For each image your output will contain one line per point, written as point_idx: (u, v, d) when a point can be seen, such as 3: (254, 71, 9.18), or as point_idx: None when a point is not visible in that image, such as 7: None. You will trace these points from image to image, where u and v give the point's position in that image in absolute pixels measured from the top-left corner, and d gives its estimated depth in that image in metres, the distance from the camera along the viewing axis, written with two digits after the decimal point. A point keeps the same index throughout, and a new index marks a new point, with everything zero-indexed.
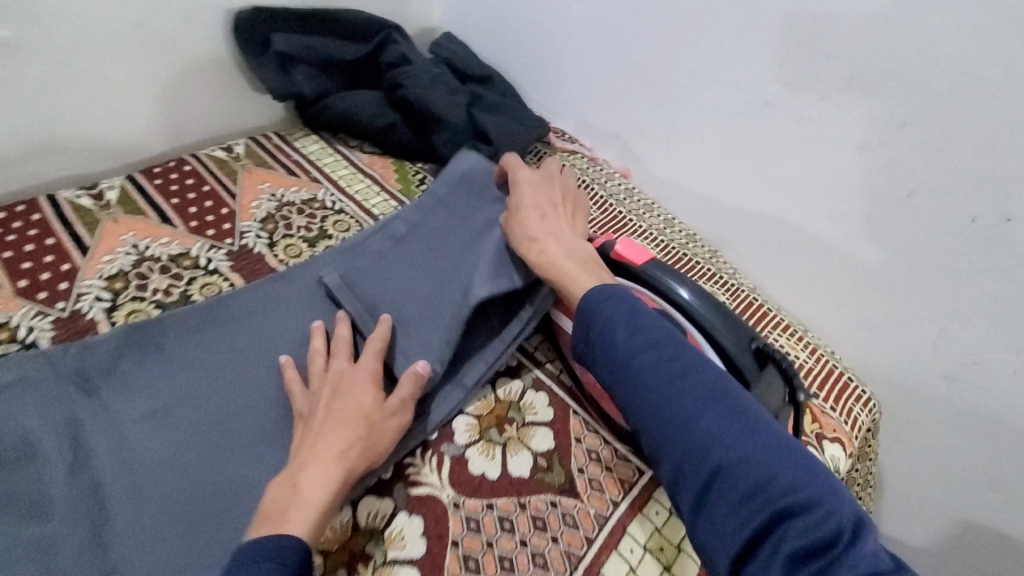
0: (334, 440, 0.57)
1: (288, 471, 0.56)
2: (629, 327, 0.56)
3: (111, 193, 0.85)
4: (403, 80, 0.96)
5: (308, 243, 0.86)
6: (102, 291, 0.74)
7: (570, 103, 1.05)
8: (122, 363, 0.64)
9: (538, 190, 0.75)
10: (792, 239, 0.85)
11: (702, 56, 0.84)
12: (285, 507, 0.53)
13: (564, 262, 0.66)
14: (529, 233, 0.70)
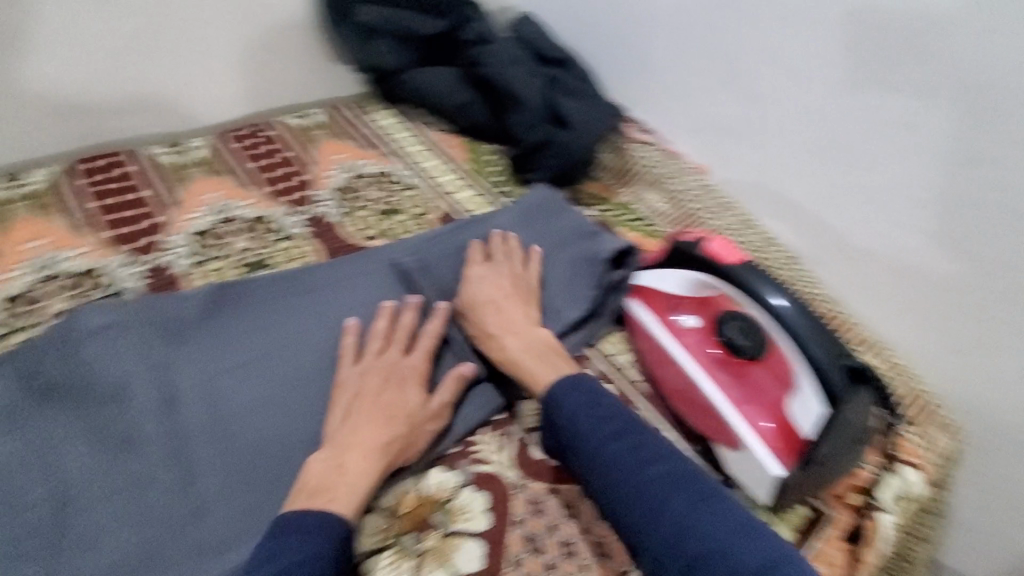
0: (375, 434, 0.57)
1: (334, 450, 0.57)
2: (593, 420, 0.59)
3: (198, 152, 0.89)
4: (484, 60, 0.96)
5: (378, 216, 0.86)
6: (187, 249, 0.76)
7: (649, 92, 1.03)
8: (208, 318, 0.66)
9: (491, 279, 0.71)
10: (876, 252, 0.82)
11: (798, 54, 0.83)
12: (332, 485, 0.54)
13: (524, 360, 0.65)
14: (487, 326, 0.67)
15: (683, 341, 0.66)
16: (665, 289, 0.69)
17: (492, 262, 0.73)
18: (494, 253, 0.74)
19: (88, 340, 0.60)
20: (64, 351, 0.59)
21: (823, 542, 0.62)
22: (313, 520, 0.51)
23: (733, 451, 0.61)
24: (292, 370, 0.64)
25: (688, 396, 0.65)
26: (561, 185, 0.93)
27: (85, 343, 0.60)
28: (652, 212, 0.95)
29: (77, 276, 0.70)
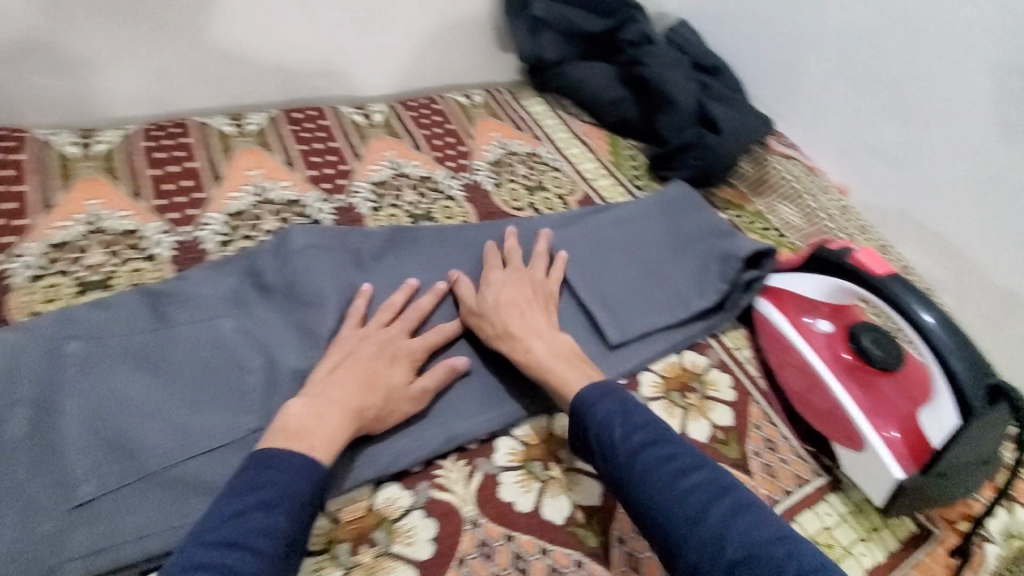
0: (353, 395, 0.58)
1: (315, 400, 0.57)
2: (624, 426, 0.57)
3: (377, 116, 1.00)
4: (646, 60, 1.03)
5: (526, 191, 0.95)
6: (369, 194, 0.87)
7: (803, 110, 1.07)
8: (391, 257, 0.77)
9: (510, 285, 0.71)
10: (1006, 292, 0.89)
11: (977, 94, 0.85)
12: (306, 433, 0.55)
13: (551, 364, 0.64)
14: (509, 328, 0.67)
15: (813, 343, 0.72)
16: (799, 293, 0.74)
17: (510, 268, 0.75)
18: (511, 263, 0.75)
19: (302, 254, 0.72)
20: (279, 253, 0.72)
21: (929, 555, 0.64)
22: (291, 460, 0.52)
23: (857, 450, 0.65)
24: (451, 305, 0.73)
25: (813, 394, 0.70)
26: (698, 185, 0.98)
27: (300, 258, 0.71)
28: (784, 223, 0.97)
29: (283, 203, 0.83)
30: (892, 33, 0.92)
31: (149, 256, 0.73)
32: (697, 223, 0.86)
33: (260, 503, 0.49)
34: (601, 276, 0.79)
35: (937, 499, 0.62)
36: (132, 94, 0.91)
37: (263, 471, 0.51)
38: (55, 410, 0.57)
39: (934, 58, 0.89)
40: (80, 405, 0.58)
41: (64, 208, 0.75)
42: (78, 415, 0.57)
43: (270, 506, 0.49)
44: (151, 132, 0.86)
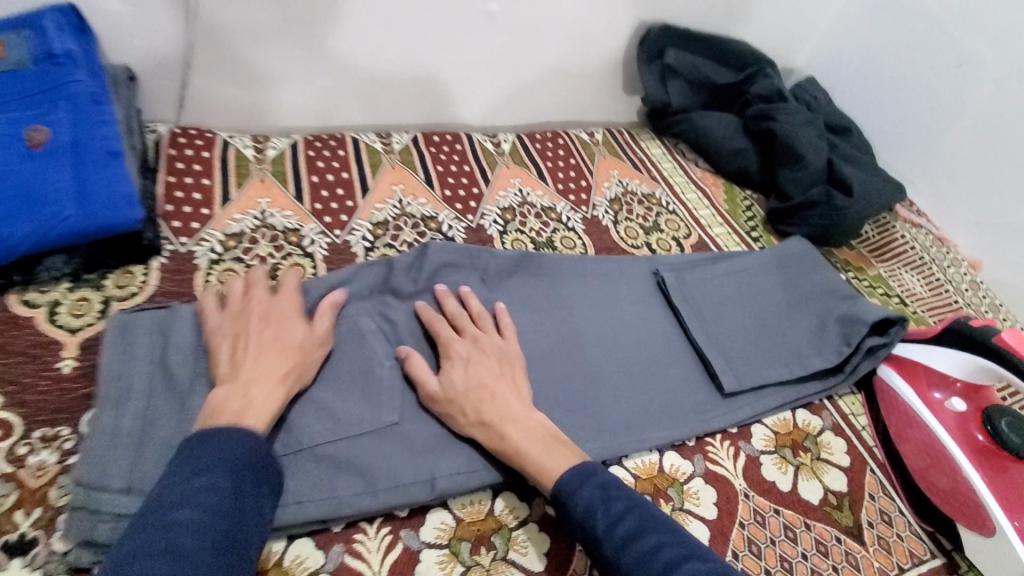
0: (273, 363, 0.58)
1: (237, 382, 0.56)
2: (609, 517, 0.54)
3: (506, 145, 1.07)
4: (776, 116, 1.03)
5: (642, 230, 0.98)
6: (498, 217, 0.93)
7: (934, 178, 1.04)
8: (518, 276, 0.79)
9: (472, 361, 0.64)
10: None
11: None
12: (237, 409, 0.54)
13: (529, 450, 0.59)
14: (482, 415, 0.61)
15: (940, 418, 0.70)
16: (931, 366, 0.72)
17: (466, 334, 0.68)
18: (461, 327, 0.68)
19: (439, 275, 0.76)
20: (415, 272, 0.74)
21: None
22: (227, 433, 0.51)
23: (987, 535, 0.62)
24: (572, 329, 0.76)
25: (935, 471, 0.68)
26: (817, 243, 0.97)
27: (440, 278, 0.76)
28: (907, 292, 0.94)
29: (421, 218, 0.90)
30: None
31: (307, 254, 0.82)
32: (817, 283, 0.85)
33: (187, 506, 0.46)
34: (717, 325, 0.80)
35: None
36: (298, 108, 1.02)
37: (207, 446, 0.50)
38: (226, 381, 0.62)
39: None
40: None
41: (240, 203, 0.85)
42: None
43: (209, 471, 0.48)
44: (312, 143, 0.97)
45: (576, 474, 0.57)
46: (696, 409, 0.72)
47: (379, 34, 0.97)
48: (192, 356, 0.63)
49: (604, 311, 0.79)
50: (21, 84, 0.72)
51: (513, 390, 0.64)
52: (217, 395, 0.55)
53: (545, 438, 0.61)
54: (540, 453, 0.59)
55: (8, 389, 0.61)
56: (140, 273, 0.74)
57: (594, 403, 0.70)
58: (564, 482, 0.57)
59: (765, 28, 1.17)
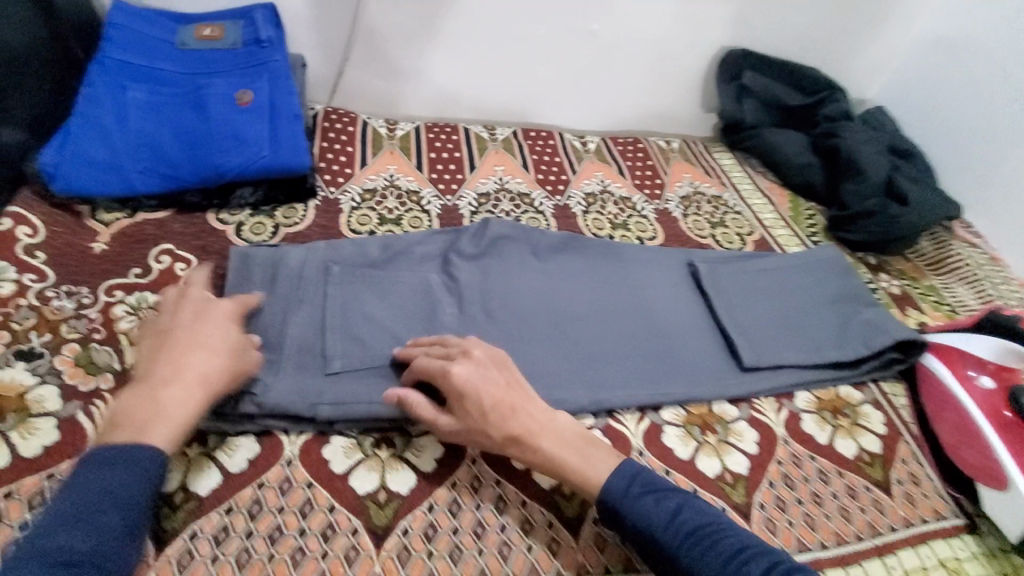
0: (189, 361, 0.57)
1: (149, 383, 0.55)
2: (664, 515, 0.57)
3: (592, 144, 1.22)
4: (841, 134, 1.14)
5: (709, 225, 1.09)
6: (581, 200, 1.08)
7: (996, 204, 1.10)
8: (573, 252, 0.92)
9: (476, 382, 0.62)
10: None
11: None
12: (148, 418, 0.53)
13: (565, 458, 0.62)
14: (510, 431, 0.61)
15: (973, 397, 0.76)
16: (965, 350, 0.79)
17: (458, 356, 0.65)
18: (453, 352, 0.66)
19: (500, 246, 0.89)
20: (477, 237, 0.88)
21: None
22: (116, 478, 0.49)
23: (1000, 490, 0.70)
24: (615, 294, 0.87)
25: (967, 448, 0.74)
26: (874, 249, 1.06)
27: (500, 249, 0.89)
28: (959, 302, 1.01)
29: (517, 194, 1.06)
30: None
31: (424, 210, 0.99)
32: (833, 287, 0.94)
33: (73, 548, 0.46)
34: (743, 320, 0.87)
35: None
36: (422, 100, 1.22)
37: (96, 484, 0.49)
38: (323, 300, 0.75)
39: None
40: (338, 300, 0.76)
41: (374, 168, 1.05)
42: (339, 317, 0.74)
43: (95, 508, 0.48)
44: (431, 129, 1.16)
45: (623, 476, 0.61)
46: (718, 377, 0.80)
47: (498, 41, 1.15)
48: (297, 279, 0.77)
49: (646, 286, 0.90)
50: (232, 59, 0.95)
51: (531, 402, 0.64)
52: (128, 400, 0.54)
53: (577, 442, 0.63)
54: (578, 461, 0.62)
55: (207, 275, 0.80)
56: (302, 210, 0.93)
57: (643, 356, 0.80)
58: (611, 487, 0.60)
59: (840, 59, 1.28)
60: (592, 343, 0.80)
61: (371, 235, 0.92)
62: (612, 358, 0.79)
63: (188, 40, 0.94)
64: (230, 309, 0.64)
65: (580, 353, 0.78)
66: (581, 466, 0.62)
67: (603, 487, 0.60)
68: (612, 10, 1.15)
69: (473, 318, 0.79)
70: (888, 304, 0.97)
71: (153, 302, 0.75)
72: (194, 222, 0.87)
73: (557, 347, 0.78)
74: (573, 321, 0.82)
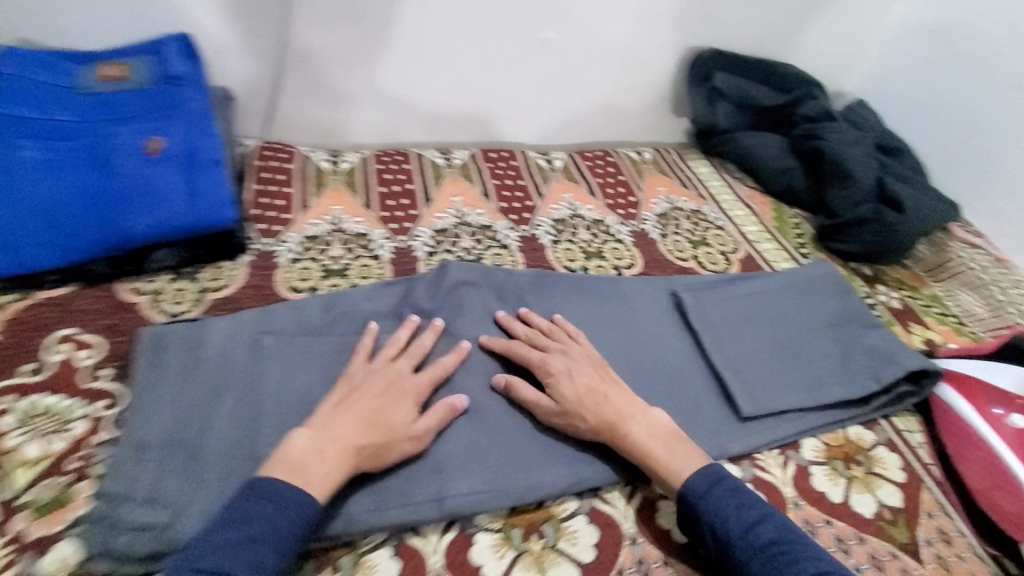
0: (355, 431, 0.58)
1: (321, 435, 0.58)
2: (743, 522, 0.57)
3: (558, 162, 1.12)
4: (823, 136, 1.06)
5: (690, 245, 1.00)
6: (549, 228, 0.98)
7: (994, 201, 1.04)
8: (544, 296, 0.83)
9: (574, 370, 0.69)
10: None
11: None
12: (309, 469, 0.55)
13: (652, 447, 0.63)
14: (602, 416, 0.65)
15: (1002, 436, 0.70)
16: (989, 383, 0.73)
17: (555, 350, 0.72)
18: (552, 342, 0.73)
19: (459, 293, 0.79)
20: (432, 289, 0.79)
21: None
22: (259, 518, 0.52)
23: None
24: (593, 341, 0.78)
25: (1001, 494, 0.67)
26: (868, 260, 0.98)
27: (458, 295, 0.79)
28: (964, 311, 0.94)
29: (478, 227, 0.96)
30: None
31: (374, 255, 0.88)
32: (831, 309, 0.85)
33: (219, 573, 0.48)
34: (735, 358, 0.78)
35: None
36: (368, 127, 1.11)
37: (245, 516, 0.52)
38: (255, 381, 0.66)
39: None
40: (269, 380, 0.67)
41: (316, 209, 0.93)
42: (273, 403, 0.65)
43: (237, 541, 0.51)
44: (380, 159, 1.05)
45: (707, 476, 0.61)
46: (714, 431, 0.71)
47: (449, 58, 1.05)
48: (222, 362, 0.68)
49: (627, 327, 0.81)
50: (141, 100, 0.83)
51: (623, 393, 0.68)
52: (301, 441, 0.57)
53: (666, 434, 0.65)
54: (664, 452, 0.63)
55: (117, 362, 0.69)
56: (230, 268, 0.82)
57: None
58: (693, 485, 0.60)
59: (815, 53, 1.20)
60: None
61: (314, 293, 0.80)
62: None
63: (90, 83, 0.83)
64: (416, 385, 0.65)
65: None
66: (666, 460, 0.63)
67: (687, 482, 0.61)
68: (570, 18, 1.05)
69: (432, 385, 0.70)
70: (890, 321, 0.89)
71: (46, 407, 0.63)
72: (102, 296, 0.75)
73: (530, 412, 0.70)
74: None
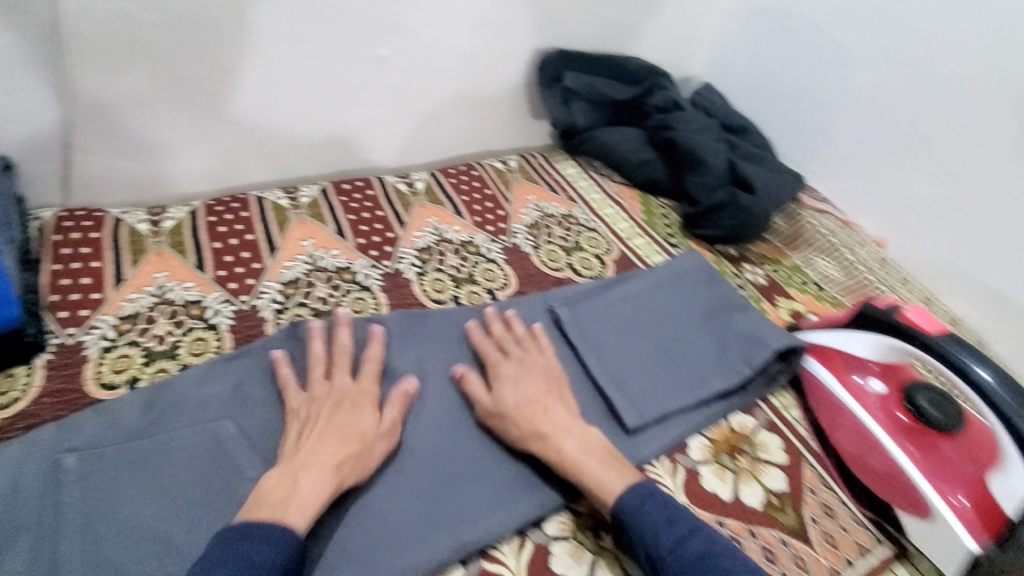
0: (329, 454, 0.59)
1: (291, 467, 0.58)
2: (673, 537, 0.58)
3: (420, 184, 1.05)
4: (674, 126, 1.08)
5: (564, 252, 0.98)
6: (415, 259, 0.91)
7: (833, 167, 1.11)
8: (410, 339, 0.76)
9: (522, 379, 0.69)
10: None
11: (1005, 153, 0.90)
12: (286, 500, 0.55)
13: (585, 463, 0.63)
14: (536, 426, 0.65)
15: (863, 401, 0.71)
16: (846, 350, 0.74)
17: (511, 356, 0.73)
18: (508, 350, 0.74)
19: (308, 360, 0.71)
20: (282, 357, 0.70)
21: None
22: None
23: (921, 516, 0.63)
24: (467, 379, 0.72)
25: (870, 458, 0.68)
26: (732, 241, 1.01)
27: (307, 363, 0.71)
28: (822, 277, 0.99)
29: (334, 270, 0.87)
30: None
31: (210, 326, 0.77)
32: (702, 300, 0.85)
33: None
34: (615, 367, 0.76)
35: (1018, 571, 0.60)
36: (196, 174, 0.97)
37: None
38: (56, 522, 0.56)
39: (993, 106, 0.90)
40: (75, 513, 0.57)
41: (134, 282, 0.80)
42: (81, 544, 0.55)
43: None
44: (213, 209, 0.92)
45: (638, 492, 0.61)
46: None
47: (278, 90, 0.95)
48: (6, 515, 0.56)
49: None
50: None
51: (565, 408, 0.68)
52: (272, 476, 0.57)
53: (601, 453, 0.65)
54: (597, 467, 0.63)
55: None
56: (23, 374, 0.68)
57: (511, 459, 0.67)
58: (625, 500, 0.60)
59: (657, 42, 1.22)
60: (449, 457, 0.66)
61: (134, 386, 0.70)
62: (476, 472, 0.65)
63: None
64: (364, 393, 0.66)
65: (431, 475, 0.64)
66: (599, 475, 0.63)
67: (620, 497, 0.61)
68: (403, 32, 0.98)
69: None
70: (758, 300, 0.91)
71: None
72: None
73: (402, 476, 0.63)
74: (421, 434, 0.67)
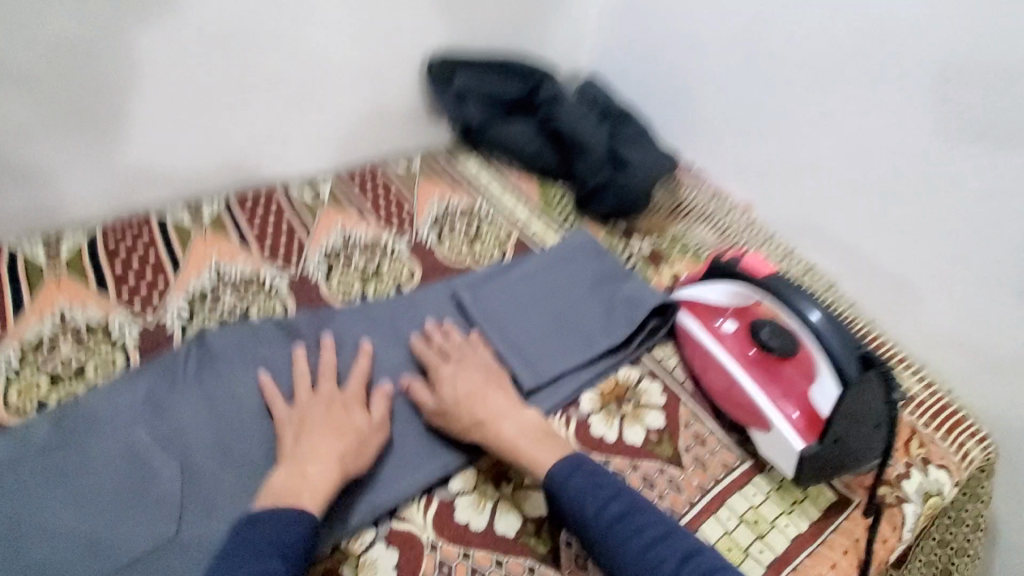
0: (329, 447, 0.65)
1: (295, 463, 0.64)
2: (598, 502, 0.64)
3: (324, 190, 1.08)
4: (559, 117, 1.16)
5: (466, 242, 1.05)
6: (321, 261, 0.96)
7: (705, 142, 1.23)
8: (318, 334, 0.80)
9: (462, 375, 0.74)
10: (883, 272, 1.04)
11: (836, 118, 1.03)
12: (299, 490, 0.62)
13: (521, 445, 0.69)
14: (476, 416, 0.71)
15: (720, 341, 0.82)
16: (706, 299, 0.84)
17: (450, 356, 0.77)
18: (449, 351, 0.78)
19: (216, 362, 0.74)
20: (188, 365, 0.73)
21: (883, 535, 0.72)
22: None
23: (763, 430, 0.75)
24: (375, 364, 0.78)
25: (729, 389, 0.79)
26: (618, 218, 1.11)
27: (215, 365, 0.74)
28: (699, 242, 1.10)
29: (242, 280, 0.90)
30: (921, 95, 0.93)
31: (116, 343, 0.80)
32: (593, 270, 0.93)
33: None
34: (512, 339, 0.83)
35: (842, 465, 0.72)
36: (90, 199, 0.98)
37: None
38: None
39: (824, 79, 1.03)
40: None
41: (36, 308, 0.81)
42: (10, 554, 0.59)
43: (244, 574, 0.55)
44: (111, 234, 0.92)
45: (571, 462, 0.67)
46: None
47: (164, 109, 0.96)
48: None
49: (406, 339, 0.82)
50: None
51: (506, 397, 0.73)
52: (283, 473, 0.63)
53: (538, 432, 0.71)
54: (533, 447, 0.69)
55: None
56: None
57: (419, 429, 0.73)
58: (556, 471, 0.66)
59: (541, 37, 1.30)
60: None
61: (44, 407, 0.74)
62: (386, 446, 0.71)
63: None
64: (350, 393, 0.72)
65: None
66: (536, 454, 0.69)
67: (552, 472, 0.66)
68: (287, 46, 1.01)
69: (201, 472, 0.66)
70: (642, 270, 1.03)
71: None
72: None
73: None
74: None
